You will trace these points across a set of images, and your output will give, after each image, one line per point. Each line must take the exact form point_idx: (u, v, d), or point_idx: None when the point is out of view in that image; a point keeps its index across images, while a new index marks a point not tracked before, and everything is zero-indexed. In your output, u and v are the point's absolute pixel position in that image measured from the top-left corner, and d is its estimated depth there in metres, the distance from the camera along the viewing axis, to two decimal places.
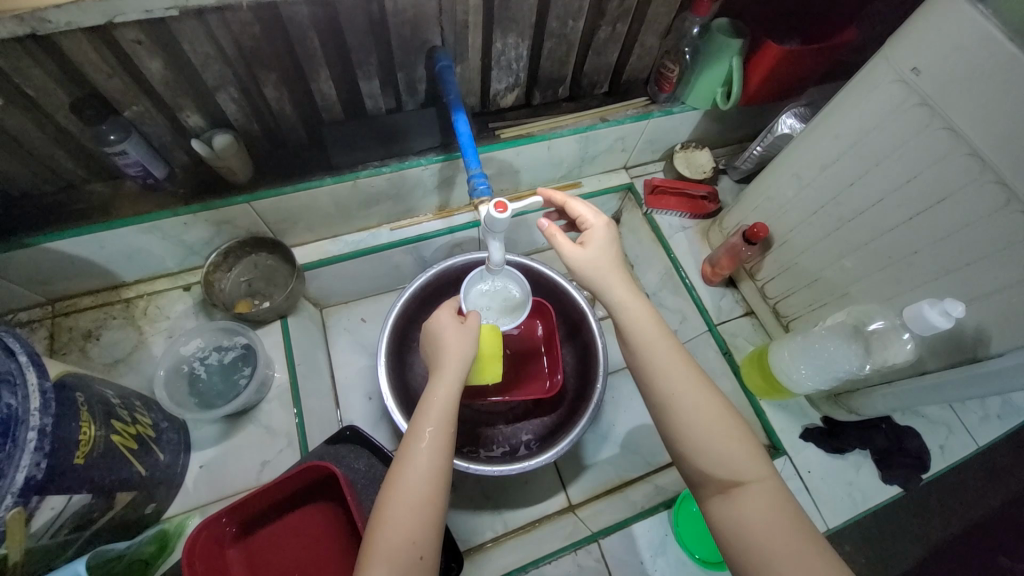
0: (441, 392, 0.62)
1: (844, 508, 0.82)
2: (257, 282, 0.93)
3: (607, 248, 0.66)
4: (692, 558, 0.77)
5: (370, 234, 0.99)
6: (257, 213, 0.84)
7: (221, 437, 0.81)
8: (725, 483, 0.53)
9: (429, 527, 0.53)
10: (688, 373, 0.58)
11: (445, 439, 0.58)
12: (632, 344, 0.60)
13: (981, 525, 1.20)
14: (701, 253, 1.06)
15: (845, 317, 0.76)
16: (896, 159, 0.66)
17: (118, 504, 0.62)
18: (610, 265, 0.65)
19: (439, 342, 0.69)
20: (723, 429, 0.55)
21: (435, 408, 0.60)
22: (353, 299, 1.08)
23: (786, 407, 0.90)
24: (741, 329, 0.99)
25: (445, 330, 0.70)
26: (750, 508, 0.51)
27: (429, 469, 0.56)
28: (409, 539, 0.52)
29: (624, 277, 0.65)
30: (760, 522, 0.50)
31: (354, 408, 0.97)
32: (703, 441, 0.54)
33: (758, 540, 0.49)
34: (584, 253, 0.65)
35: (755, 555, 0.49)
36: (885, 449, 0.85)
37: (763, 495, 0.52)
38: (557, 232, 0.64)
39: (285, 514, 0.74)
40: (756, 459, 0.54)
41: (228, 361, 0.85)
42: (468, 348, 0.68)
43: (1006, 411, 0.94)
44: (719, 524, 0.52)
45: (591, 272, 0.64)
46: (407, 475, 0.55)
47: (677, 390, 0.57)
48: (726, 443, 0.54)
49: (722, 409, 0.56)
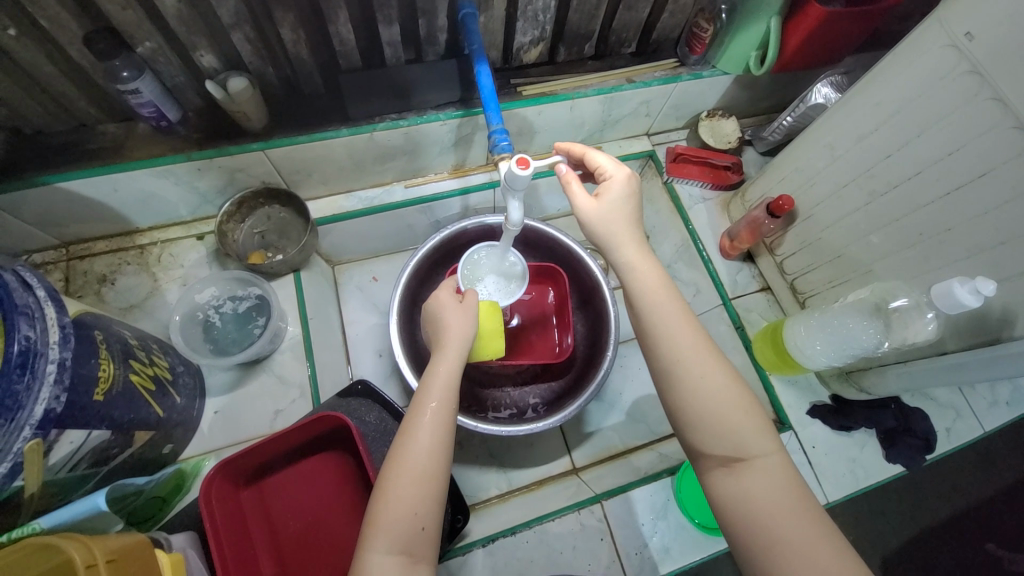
0: (441, 367, 0.62)
1: (846, 483, 0.83)
2: (270, 234, 0.91)
3: (626, 200, 0.64)
4: (692, 522, 0.78)
5: (384, 191, 0.97)
6: (271, 162, 0.83)
7: (234, 385, 0.81)
8: (731, 459, 0.53)
9: (433, 496, 0.54)
10: (694, 344, 0.57)
11: (446, 416, 0.58)
12: (642, 312, 0.59)
13: (974, 512, 1.22)
14: (720, 225, 1.04)
15: (868, 295, 0.74)
16: (940, 130, 0.63)
17: (136, 442, 0.63)
18: (624, 221, 0.63)
19: (439, 320, 0.69)
20: (733, 405, 0.54)
21: (436, 385, 0.60)
22: (365, 257, 1.07)
23: (795, 383, 0.90)
24: (756, 304, 0.98)
25: (446, 307, 0.70)
26: (753, 483, 0.51)
27: (432, 443, 0.56)
28: (411, 509, 0.53)
29: (636, 235, 0.64)
30: (765, 496, 0.50)
31: (364, 365, 0.98)
32: (713, 417, 0.54)
33: (762, 517, 0.49)
34: (602, 205, 0.63)
35: (757, 530, 0.49)
36: (892, 429, 0.85)
37: (768, 471, 0.52)
38: (573, 181, 0.65)
39: (297, 462, 0.76)
40: (767, 439, 0.53)
41: (242, 310, 0.84)
42: (468, 324, 0.68)
43: (1016, 398, 0.93)
44: (719, 497, 0.53)
45: (603, 225, 0.63)
46: (409, 450, 0.55)
47: (683, 361, 0.56)
48: (734, 420, 0.54)
49: (731, 384, 0.55)
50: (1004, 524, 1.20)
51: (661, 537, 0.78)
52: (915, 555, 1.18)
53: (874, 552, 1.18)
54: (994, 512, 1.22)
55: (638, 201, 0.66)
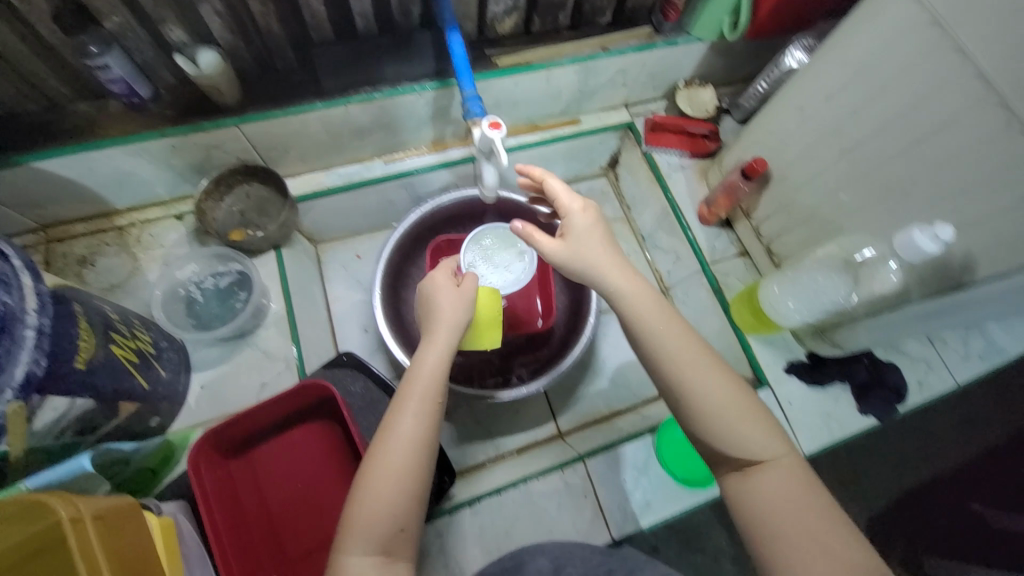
0: (426, 365, 0.62)
1: (820, 435, 0.86)
2: (250, 212, 0.90)
3: (591, 232, 0.64)
4: (674, 477, 0.81)
5: (362, 166, 0.96)
6: (247, 139, 0.83)
7: (219, 360, 0.81)
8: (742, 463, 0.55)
9: (412, 496, 0.56)
10: (701, 352, 0.58)
11: (426, 417, 0.58)
12: (640, 332, 0.60)
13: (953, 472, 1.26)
14: (698, 192, 1.05)
15: (836, 250, 0.76)
16: (902, 83, 0.64)
17: (121, 413, 0.64)
18: (603, 255, 0.63)
19: (432, 305, 0.68)
20: (745, 408, 0.56)
21: (422, 378, 0.60)
22: (348, 235, 1.07)
23: (772, 343, 0.92)
24: (733, 269, 0.99)
25: (440, 291, 0.69)
26: (765, 484, 0.54)
27: (406, 450, 0.56)
28: (388, 514, 0.55)
29: (619, 258, 0.64)
30: (774, 498, 0.53)
31: (350, 340, 0.99)
32: (728, 426, 0.55)
33: (775, 519, 0.52)
34: (570, 247, 0.63)
35: (771, 532, 0.52)
36: (865, 382, 0.88)
37: (778, 471, 0.54)
38: (534, 232, 0.66)
39: (283, 433, 0.77)
40: (777, 441, 0.55)
41: (223, 286, 0.85)
42: (461, 312, 0.67)
43: (990, 351, 0.95)
44: (733, 497, 0.56)
45: (584, 263, 0.63)
46: (383, 456, 0.56)
47: (698, 377, 0.57)
48: (748, 424, 0.56)
49: (739, 390, 0.57)
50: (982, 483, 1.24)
51: (643, 492, 0.81)
52: (900, 515, 1.22)
53: (858, 513, 1.23)
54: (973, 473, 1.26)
55: (603, 220, 0.66)
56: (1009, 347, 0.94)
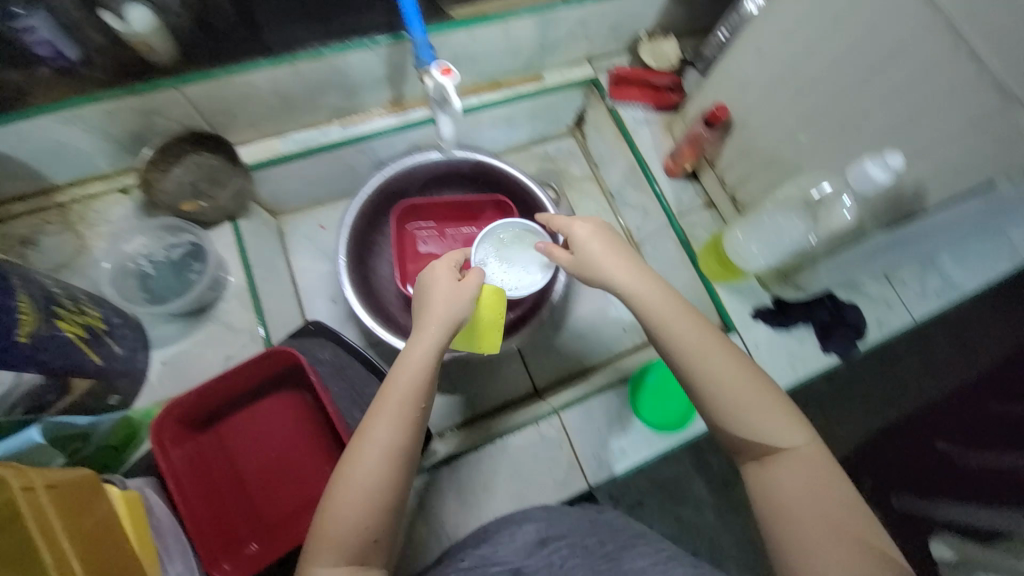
0: (409, 366, 0.59)
1: (786, 375, 0.89)
2: (201, 182, 0.83)
3: (594, 239, 0.66)
4: (646, 424, 0.84)
5: (319, 131, 0.92)
6: (190, 103, 0.78)
7: (179, 336, 0.79)
8: (762, 456, 0.55)
9: (383, 506, 0.55)
10: (722, 348, 0.57)
11: (405, 424, 0.57)
12: (658, 332, 0.59)
13: (916, 413, 1.33)
14: (663, 146, 1.04)
15: (796, 190, 0.77)
16: (854, 14, 0.64)
17: (74, 390, 0.62)
18: (620, 262, 0.64)
19: (426, 296, 0.65)
20: (764, 401, 0.56)
21: (404, 380, 0.58)
22: (310, 206, 1.04)
23: (740, 291, 0.93)
24: (700, 220, 1.00)
25: (438, 283, 0.65)
26: (785, 475, 0.53)
27: (379, 457, 0.55)
28: (359, 525, 0.54)
29: (630, 260, 0.64)
30: (792, 489, 0.53)
31: (319, 311, 0.97)
32: (748, 417, 0.55)
33: (788, 516, 0.52)
34: (578, 259, 0.66)
35: (783, 527, 0.52)
36: (827, 322, 0.90)
37: (799, 466, 0.54)
38: (555, 249, 0.69)
39: (253, 403, 0.76)
40: (801, 431, 0.55)
41: (177, 257, 0.83)
42: (458, 308, 0.63)
43: (946, 289, 0.97)
44: (753, 490, 0.55)
45: (591, 272, 0.65)
46: (354, 465, 0.55)
47: (721, 371, 0.56)
48: (770, 419, 0.55)
49: (761, 385, 0.56)
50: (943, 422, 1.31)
51: (618, 439, 0.83)
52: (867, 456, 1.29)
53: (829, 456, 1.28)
54: (935, 411, 1.33)
55: (608, 227, 0.68)
56: (963, 283, 0.97)
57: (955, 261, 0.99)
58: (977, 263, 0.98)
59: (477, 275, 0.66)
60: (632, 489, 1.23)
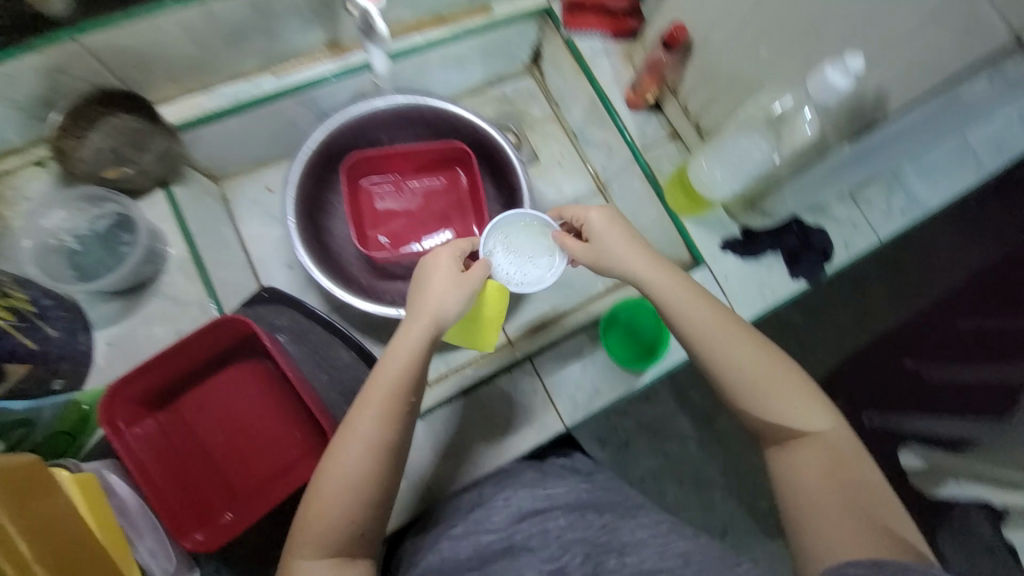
0: (391, 361, 0.59)
1: (756, 304, 0.89)
2: (122, 147, 0.77)
3: (612, 230, 0.68)
4: (618, 362, 0.86)
5: (250, 84, 0.83)
6: (94, 57, 0.70)
7: (124, 313, 0.74)
8: (782, 438, 0.60)
9: (365, 501, 0.56)
10: (745, 339, 0.61)
11: (392, 418, 0.57)
12: (681, 325, 0.62)
13: (885, 335, 1.37)
14: (625, 77, 0.99)
15: (757, 109, 0.73)
16: None
17: (11, 376, 0.58)
18: (639, 256, 0.66)
19: (422, 282, 0.64)
20: (788, 386, 0.60)
21: (388, 374, 0.59)
22: (253, 168, 0.96)
23: (708, 223, 0.92)
24: (665, 153, 0.96)
25: (439, 272, 0.64)
26: (802, 458, 0.58)
27: (364, 451, 0.56)
28: (344, 520, 0.55)
29: (649, 253, 0.66)
30: (809, 473, 0.57)
31: (277, 279, 0.93)
32: (771, 404, 0.60)
33: (804, 494, 0.57)
34: (594, 249, 0.68)
35: (799, 504, 0.57)
36: (796, 248, 0.90)
37: (818, 452, 0.58)
38: (567, 238, 0.71)
39: (210, 377, 0.73)
40: (822, 419, 0.59)
41: (104, 230, 0.77)
42: (452, 301, 0.62)
43: (910, 207, 0.97)
44: (772, 469, 0.60)
45: (609, 262, 0.67)
46: (342, 457, 0.56)
47: (746, 363, 0.60)
48: (794, 405, 0.59)
49: (784, 372, 0.61)
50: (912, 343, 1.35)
51: (591, 377, 0.86)
52: (839, 380, 1.34)
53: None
54: (905, 332, 1.37)
55: (626, 221, 0.70)
56: (927, 199, 0.97)
57: (921, 177, 0.98)
58: (942, 178, 0.98)
59: (482, 268, 0.65)
60: (618, 430, 1.27)
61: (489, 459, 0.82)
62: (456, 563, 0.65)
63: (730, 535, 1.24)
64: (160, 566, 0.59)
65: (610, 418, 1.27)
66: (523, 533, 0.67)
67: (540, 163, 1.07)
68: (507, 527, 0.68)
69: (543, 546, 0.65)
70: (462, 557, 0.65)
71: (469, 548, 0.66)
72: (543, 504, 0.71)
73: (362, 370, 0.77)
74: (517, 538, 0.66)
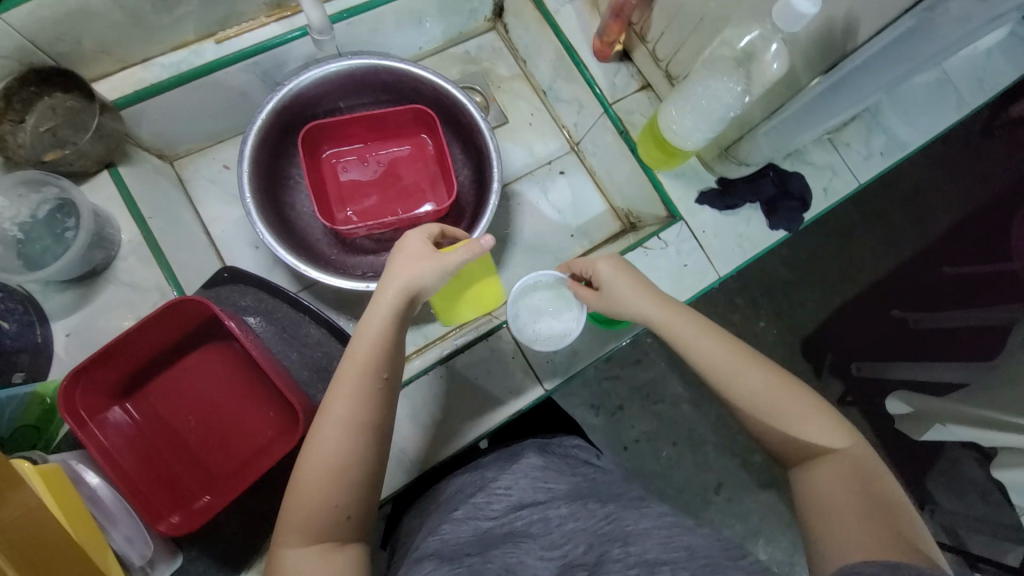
0: (363, 338, 0.56)
1: (734, 256, 0.87)
2: (61, 129, 0.73)
3: (618, 278, 0.66)
4: (592, 322, 0.85)
5: (191, 53, 0.80)
6: (15, 33, 0.64)
7: (82, 302, 0.72)
8: (799, 458, 0.55)
9: (349, 482, 0.52)
10: (747, 357, 0.59)
11: (370, 396, 0.54)
12: (683, 346, 0.61)
13: (873, 285, 1.36)
14: (591, 26, 0.94)
15: (723, 47, 0.70)
16: None
17: None
18: (637, 284, 0.65)
19: (388, 263, 0.62)
20: (798, 402, 0.56)
21: (361, 352, 0.56)
22: (207, 145, 0.93)
23: (682, 175, 0.90)
24: (637, 105, 0.93)
25: (409, 250, 0.62)
26: (824, 475, 0.52)
27: (344, 430, 0.52)
28: (327, 503, 0.51)
29: (656, 294, 0.65)
30: (831, 491, 0.51)
31: (243, 260, 0.90)
32: (780, 418, 0.55)
33: (822, 508, 0.50)
34: (605, 299, 0.67)
35: (815, 520, 0.50)
36: (774, 197, 0.87)
37: (841, 468, 0.52)
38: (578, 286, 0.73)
39: (177, 361, 0.72)
40: (841, 434, 0.54)
41: (45, 216, 0.72)
42: (425, 275, 0.60)
43: (891, 147, 0.94)
44: (797, 497, 0.54)
45: (621, 309, 0.66)
46: (320, 441, 0.52)
47: (749, 377, 0.57)
48: (806, 419, 0.55)
49: (788, 386, 0.57)
50: (897, 289, 1.36)
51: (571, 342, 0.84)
52: (826, 333, 1.34)
53: (795, 338, 1.33)
54: (893, 280, 1.36)
55: (630, 265, 0.68)
56: (906, 139, 0.95)
57: (900, 116, 0.95)
58: (921, 117, 0.95)
59: (463, 252, 0.62)
60: (611, 395, 1.28)
61: (473, 430, 0.80)
62: (458, 543, 0.61)
63: (724, 490, 1.26)
64: (137, 551, 0.59)
65: (602, 383, 1.28)
66: (523, 521, 0.65)
67: (509, 124, 1.03)
68: (507, 513, 0.66)
69: (544, 534, 0.63)
70: (464, 539, 0.62)
71: (470, 531, 0.63)
72: (543, 497, 0.68)
73: (334, 346, 0.76)
74: (516, 525, 0.64)
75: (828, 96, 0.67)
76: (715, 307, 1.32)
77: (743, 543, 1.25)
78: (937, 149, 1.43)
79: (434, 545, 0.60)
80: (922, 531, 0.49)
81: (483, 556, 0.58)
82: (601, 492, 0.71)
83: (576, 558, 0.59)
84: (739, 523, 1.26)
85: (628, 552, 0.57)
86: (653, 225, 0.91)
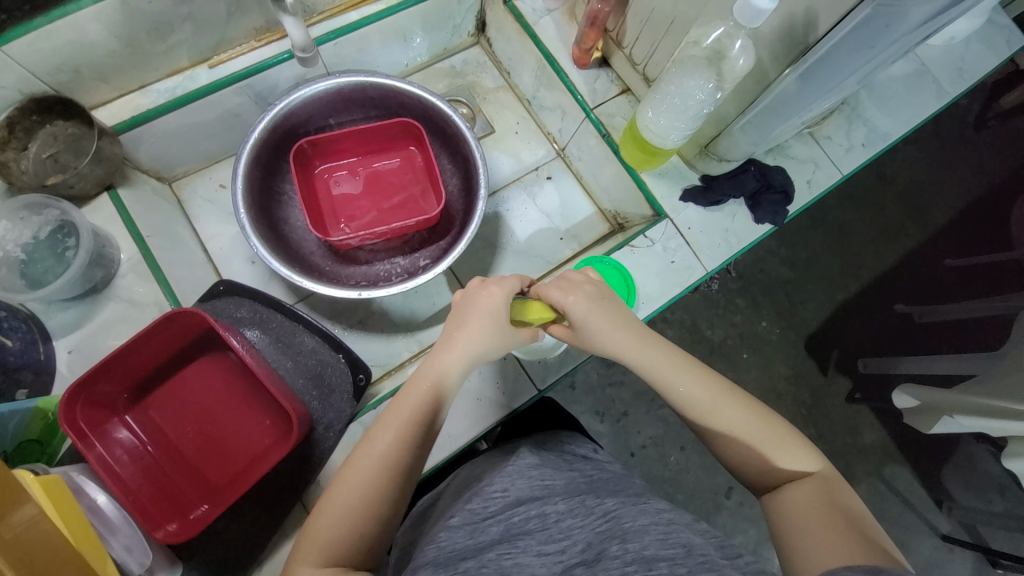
0: (413, 392, 0.56)
1: (721, 252, 0.87)
2: (63, 155, 0.77)
3: (593, 316, 0.61)
4: None
5: (186, 78, 0.83)
6: (23, 67, 0.69)
7: (83, 319, 0.75)
8: (773, 481, 0.54)
9: (375, 515, 0.50)
10: (730, 390, 0.57)
11: (414, 438, 0.54)
12: (671, 388, 0.58)
13: (869, 278, 1.35)
14: (569, 35, 0.96)
15: (694, 45, 0.71)
16: None
17: None
18: (625, 328, 0.61)
19: (451, 328, 0.61)
20: (774, 431, 0.55)
21: (410, 401, 0.56)
22: (204, 166, 0.96)
23: (665, 174, 0.91)
24: (618, 108, 0.95)
25: (482, 305, 0.61)
26: (801, 496, 0.51)
27: (380, 470, 0.51)
28: (352, 532, 0.49)
29: (633, 326, 0.62)
30: (803, 509, 0.50)
31: (239, 274, 0.93)
32: (762, 448, 0.54)
33: (795, 523, 0.49)
34: (580, 334, 0.63)
35: (790, 538, 0.48)
36: (755, 191, 0.88)
37: (817, 489, 0.51)
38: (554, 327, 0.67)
39: (178, 373, 0.75)
40: (815, 457, 0.54)
41: (47, 235, 0.75)
42: (482, 347, 0.60)
43: (872, 139, 0.95)
44: (772, 521, 0.52)
45: (604, 345, 0.62)
46: (355, 471, 0.52)
47: (733, 411, 0.56)
48: (782, 445, 0.54)
49: (764, 413, 0.56)
50: (895, 282, 1.35)
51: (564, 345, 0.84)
52: (825, 329, 1.33)
53: (795, 334, 1.33)
54: (892, 273, 1.36)
55: (606, 297, 0.63)
56: (886, 129, 0.96)
57: (879, 108, 0.96)
58: (901, 108, 0.97)
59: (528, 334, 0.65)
60: (615, 402, 1.27)
61: (466, 432, 0.80)
62: (455, 549, 0.54)
63: (735, 494, 1.25)
64: (137, 560, 0.59)
65: (606, 390, 1.27)
66: (522, 517, 0.59)
67: (496, 134, 1.07)
68: (504, 511, 0.60)
69: (542, 529, 0.56)
70: (460, 544, 0.55)
71: (467, 534, 0.56)
72: (541, 491, 0.63)
73: (328, 354, 0.78)
74: (514, 521, 0.58)
75: (801, 88, 0.69)
76: (713, 307, 1.32)
77: (757, 549, 1.22)
78: (926, 141, 1.44)
79: (429, 553, 0.54)
80: (889, 541, 0.48)
81: (479, 560, 0.51)
82: (600, 486, 0.65)
83: (575, 557, 0.52)
84: (752, 527, 1.24)
85: (627, 548, 0.50)
86: (640, 224, 0.92)
